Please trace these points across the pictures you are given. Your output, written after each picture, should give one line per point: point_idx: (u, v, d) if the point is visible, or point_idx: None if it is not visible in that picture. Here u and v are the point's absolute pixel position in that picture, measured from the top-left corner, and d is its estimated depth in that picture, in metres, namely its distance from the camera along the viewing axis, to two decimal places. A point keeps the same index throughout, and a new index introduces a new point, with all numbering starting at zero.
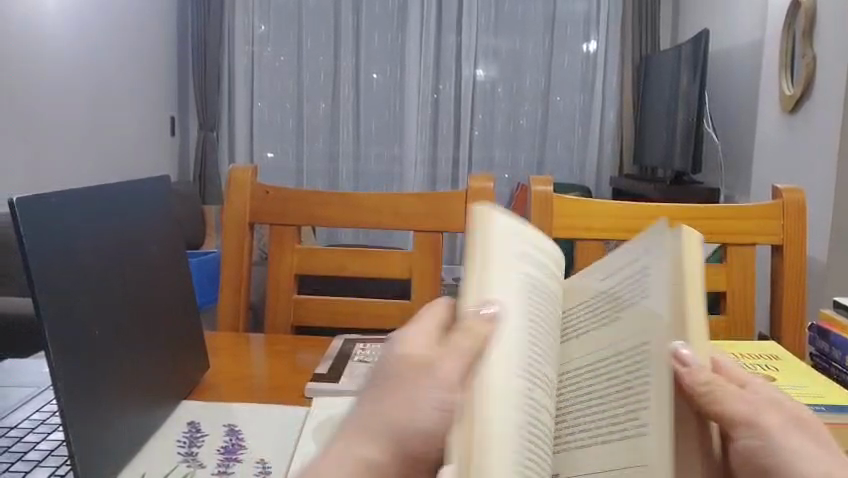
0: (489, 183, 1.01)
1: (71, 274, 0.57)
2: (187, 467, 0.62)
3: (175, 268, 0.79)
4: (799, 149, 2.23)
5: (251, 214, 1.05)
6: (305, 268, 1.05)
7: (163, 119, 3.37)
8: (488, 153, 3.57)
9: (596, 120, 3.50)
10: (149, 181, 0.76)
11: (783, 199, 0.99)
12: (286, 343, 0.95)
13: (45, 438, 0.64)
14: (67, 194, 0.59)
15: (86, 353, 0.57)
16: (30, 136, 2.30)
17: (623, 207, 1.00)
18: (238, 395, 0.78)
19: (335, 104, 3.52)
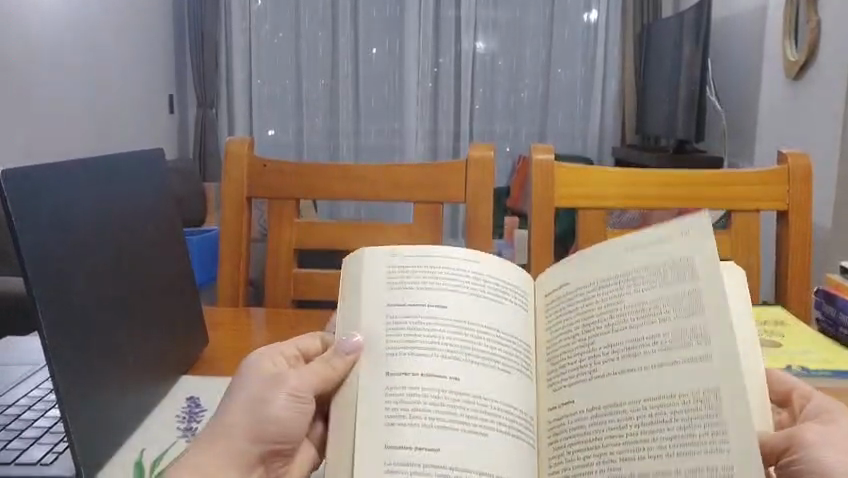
0: (490, 152, 1.00)
1: (64, 250, 0.56)
2: (186, 441, 0.61)
3: (172, 244, 0.78)
4: (803, 116, 2.20)
5: (250, 188, 1.03)
6: (305, 242, 1.04)
7: (161, 98, 3.34)
8: (489, 126, 3.54)
9: (598, 89, 3.46)
10: (143, 157, 0.74)
11: (789, 163, 0.97)
12: (286, 317, 0.95)
13: (43, 415, 0.63)
14: (58, 169, 0.58)
15: (82, 340, 0.56)
16: (28, 114, 2.28)
17: (626, 173, 0.99)
18: (239, 370, 0.78)
19: (334, 81, 3.48)
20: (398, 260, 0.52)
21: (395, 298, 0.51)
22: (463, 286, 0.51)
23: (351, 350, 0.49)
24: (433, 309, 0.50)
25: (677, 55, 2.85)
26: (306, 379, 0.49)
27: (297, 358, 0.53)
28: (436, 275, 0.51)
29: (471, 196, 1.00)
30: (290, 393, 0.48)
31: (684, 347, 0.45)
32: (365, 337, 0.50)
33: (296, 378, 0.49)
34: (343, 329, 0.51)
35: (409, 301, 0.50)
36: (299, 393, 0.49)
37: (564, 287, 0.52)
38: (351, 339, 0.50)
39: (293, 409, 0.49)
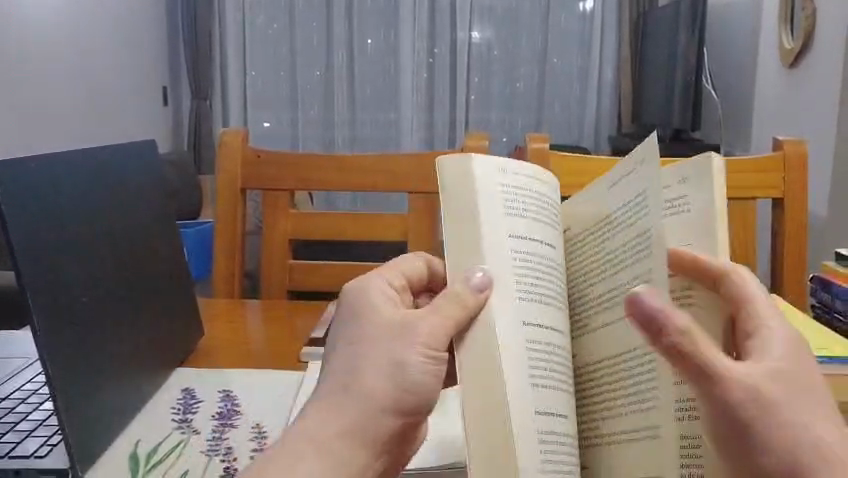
0: (484, 142, 0.99)
1: (56, 241, 0.56)
2: (181, 433, 0.61)
3: (165, 235, 0.77)
4: (799, 104, 2.20)
5: (244, 179, 1.03)
6: (300, 232, 1.03)
7: (155, 89, 3.32)
8: (485, 116, 3.53)
9: (594, 77, 3.45)
10: (134, 148, 0.74)
11: (784, 151, 0.97)
12: (282, 308, 0.94)
13: (36, 408, 0.63)
14: (47, 161, 0.57)
15: (76, 335, 0.56)
16: (21, 106, 2.26)
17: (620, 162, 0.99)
18: (234, 362, 0.78)
19: (328, 71, 3.46)
20: (504, 177, 0.38)
21: (513, 226, 0.37)
22: (531, 212, 0.38)
23: (483, 289, 0.36)
24: (546, 248, 0.38)
25: (673, 44, 2.84)
26: (435, 329, 0.38)
27: (404, 287, 0.45)
28: (534, 205, 0.38)
29: None
30: (423, 351, 0.38)
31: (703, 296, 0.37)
32: (492, 273, 0.36)
33: (424, 329, 0.38)
34: (454, 269, 0.37)
35: (527, 231, 0.37)
36: (432, 351, 0.38)
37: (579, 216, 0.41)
38: (479, 275, 0.36)
39: (430, 372, 0.38)
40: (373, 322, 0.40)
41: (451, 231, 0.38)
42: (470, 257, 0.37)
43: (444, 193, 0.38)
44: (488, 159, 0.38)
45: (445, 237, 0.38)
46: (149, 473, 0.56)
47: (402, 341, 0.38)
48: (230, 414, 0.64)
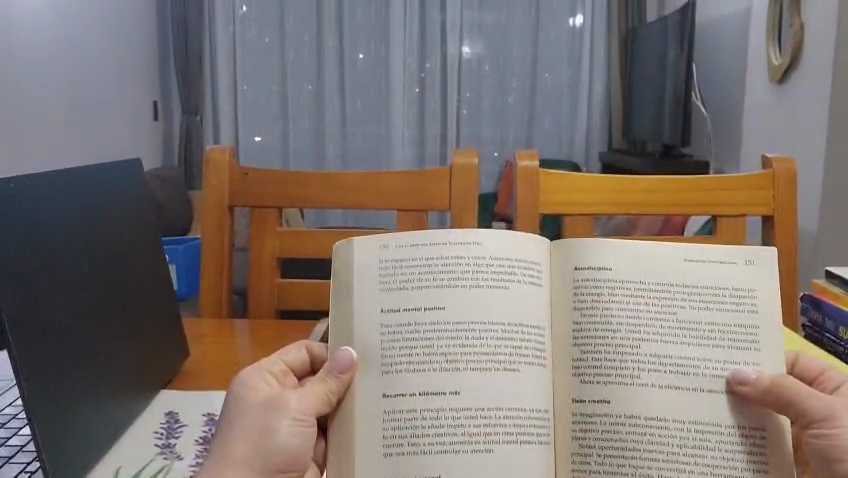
0: (474, 159, 0.99)
1: (32, 260, 0.55)
2: (164, 459, 0.60)
3: (149, 254, 0.77)
4: (788, 118, 2.21)
5: (231, 197, 1.02)
6: (288, 251, 1.02)
7: (145, 104, 3.32)
8: (476, 130, 3.53)
9: (585, 93, 3.45)
10: (118, 166, 0.73)
11: (773, 169, 0.97)
12: (270, 328, 0.93)
13: (16, 433, 0.61)
14: (27, 179, 0.57)
15: (57, 352, 0.55)
16: (10, 121, 2.25)
17: (608, 180, 0.98)
18: (221, 382, 0.77)
19: (320, 86, 3.47)
20: (383, 258, 0.48)
21: (387, 305, 0.47)
22: (436, 282, 0.46)
23: (345, 368, 0.47)
24: (434, 313, 0.46)
25: (662, 59, 2.85)
26: (306, 401, 0.48)
27: (284, 373, 0.52)
28: (440, 272, 0.47)
29: (456, 203, 0.99)
30: (294, 417, 0.48)
31: (741, 354, 0.47)
32: (359, 350, 0.48)
33: (298, 402, 0.48)
34: (334, 339, 0.49)
35: (402, 305, 0.47)
36: (303, 417, 0.48)
37: (597, 269, 0.47)
38: (344, 354, 0.47)
39: (298, 433, 0.48)
40: (249, 406, 0.48)
41: (335, 314, 0.49)
42: (354, 333, 0.48)
43: (335, 273, 0.49)
44: (371, 239, 0.48)
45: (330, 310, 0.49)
46: None
47: (276, 412, 0.48)
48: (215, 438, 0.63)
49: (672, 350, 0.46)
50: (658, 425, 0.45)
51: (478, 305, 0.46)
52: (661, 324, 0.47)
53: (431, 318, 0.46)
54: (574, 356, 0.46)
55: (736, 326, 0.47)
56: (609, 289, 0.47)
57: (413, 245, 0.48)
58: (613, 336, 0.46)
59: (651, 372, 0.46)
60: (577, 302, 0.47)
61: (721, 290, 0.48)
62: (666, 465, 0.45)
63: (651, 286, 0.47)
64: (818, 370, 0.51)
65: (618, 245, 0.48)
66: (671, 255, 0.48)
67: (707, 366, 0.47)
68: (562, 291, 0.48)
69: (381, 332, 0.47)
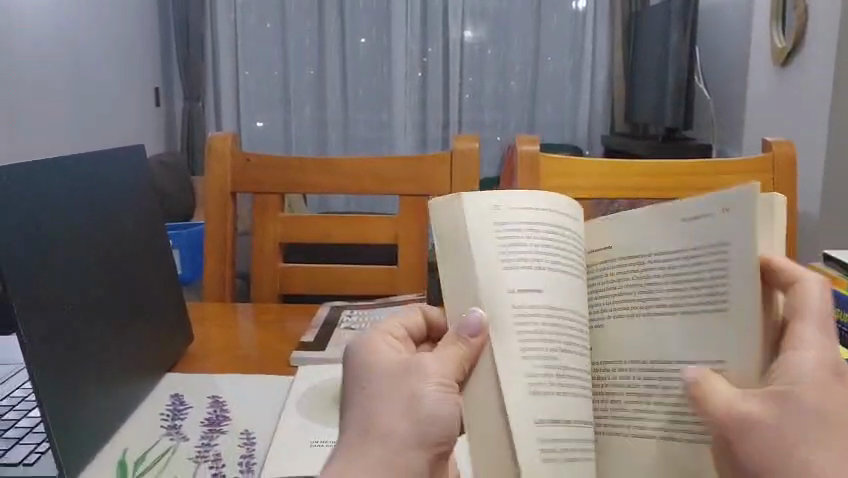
0: (475, 144, 0.99)
1: (39, 247, 0.56)
2: (170, 440, 0.61)
3: (153, 240, 0.77)
4: (790, 103, 2.21)
5: (233, 182, 1.02)
6: (290, 236, 1.03)
7: (147, 91, 3.32)
8: (479, 115, 3.53)
9: (586, 77, 3.43)
10: (120, 152, 0.73)
11: (773, 152, 0.98)
12: (272, 312, 0.94)
13: (26, 415, 0.62)
14: (33, 168, 0.58)
15: (64, 339, 0.56)
16: (14, 105, 2.26)
17: (607, 165, 0.99)
18: (224, 365, 0.78)
19: (322, 71, 3.46)
20: (498, 218, 0.38)
21: (519, 273, 0.38)
22: None
23: (477, 332, 0.37)
24: None
25: (664, 42, 2.84)
26: (446, 362, 0.38)
27: (405, 339, 0.42)
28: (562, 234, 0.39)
29: (456, 188, 1.00)
30: (437, 381, 0.37)
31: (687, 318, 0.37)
32: (487, 311, 0.38)
33: (438, 362, 0.38)
34: (449, 306, 0.39)
35: (532, 268, 0.38)
36: (446, 380, 0.37)
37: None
38: (475, 317, 0.37)
39: (446, 400, 0.37)
40: (378, 369, 0.39)
41: None
42: None
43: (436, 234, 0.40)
44: None
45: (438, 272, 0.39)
46: None
47: (412, 376, 0.38)
48: (220, 420, 0.64)
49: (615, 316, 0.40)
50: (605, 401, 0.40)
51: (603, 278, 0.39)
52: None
53: (565, 292, 0.38)
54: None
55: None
56: None
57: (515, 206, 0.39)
58: None
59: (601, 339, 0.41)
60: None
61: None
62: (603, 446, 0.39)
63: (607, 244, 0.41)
64: None
65: None
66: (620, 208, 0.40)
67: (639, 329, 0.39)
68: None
69: (514, 310, 0.37)
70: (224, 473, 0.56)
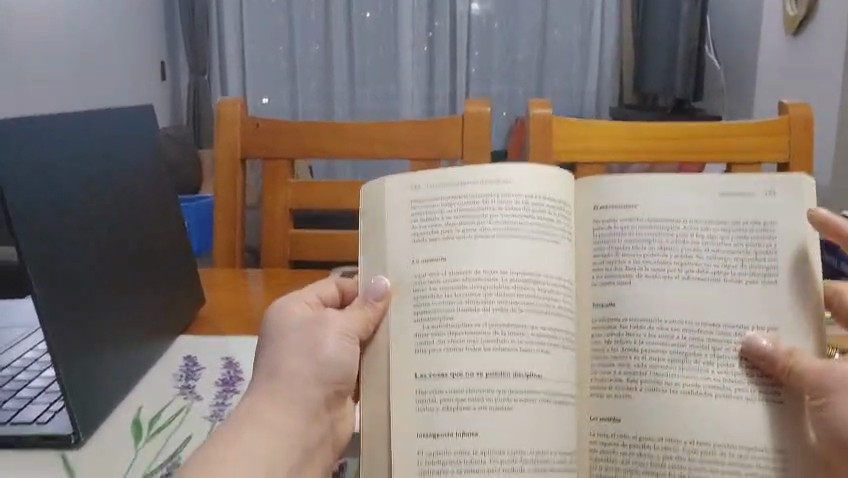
0: (486, 108, 0.98)
1: (50, 204, 0.55)
2: (185, 399, 0.61)
3: (163, 203, 0.76)
4: (803, 69, 2.17)
5: (242, 148, 1.01)
6: (300, 202, 1.02)
7: (151, 65, 3.29)
8: (486, 88, 3.48)
9: (594, 48, 3.38)
10: (128, 113, 0.72)
11: (789, 113, 0.96)
12: (282, 277, 0.94)
13: (39, 375, 0.62)
14: (42, 125, 0.57)
15: (79, 298, 0.56)
16: (20, 80, 2.25)
17: (620, 128, 0.98)
18: (236, 328, 0.77)
19: (328, 45, 3.40)
20: (415, 197, 0.50)
21: (421, 245, 0.49)
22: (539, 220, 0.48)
23: (380, 296, 0.49)
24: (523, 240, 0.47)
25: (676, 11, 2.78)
26: (350, 322, 0.49)
27: (318, 303, 0.53)
28: (468, 211, 0.48)
29: (468, 152, 0.98)
30: (340, 333, 0.49)
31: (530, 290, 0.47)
32: (392, 279, 0.49)
33: (342, 320, 0.49)
34: (364, 275, 0.51)
35: (433, 240, 0.49)
36: (348, 333, 0.49)
37: (620, 206, 0.49)
38: (378, 283, 0.49)
39: (346, 349, 0.49)
40: (293, 327, 0.51)
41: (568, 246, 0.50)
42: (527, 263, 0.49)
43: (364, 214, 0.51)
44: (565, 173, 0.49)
45: (359, 245, 0.51)
46: (153, 438, 0.55)
47: (323, 332, 0.49)
48: (234, 380, 0.64)
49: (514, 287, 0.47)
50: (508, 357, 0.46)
51: (500, 248, 0.47)
52: (682, 248, 0.48)
53: (456, 264, 0.47)
54: (592, 279, 0.49)
55: (751, 260, 0.48)
56: (548, 215, 0.48)
57: (440, 182, 0.49)
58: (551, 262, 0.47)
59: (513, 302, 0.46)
60: (595, 235, 0.49)
61: (739, 221, 0.48)
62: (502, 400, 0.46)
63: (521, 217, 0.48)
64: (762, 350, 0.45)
65: (532, 169, 0.49)
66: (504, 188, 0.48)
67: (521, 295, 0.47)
68: (583, 229, 0.50)
69: (415, 276, 0.49)
70: None
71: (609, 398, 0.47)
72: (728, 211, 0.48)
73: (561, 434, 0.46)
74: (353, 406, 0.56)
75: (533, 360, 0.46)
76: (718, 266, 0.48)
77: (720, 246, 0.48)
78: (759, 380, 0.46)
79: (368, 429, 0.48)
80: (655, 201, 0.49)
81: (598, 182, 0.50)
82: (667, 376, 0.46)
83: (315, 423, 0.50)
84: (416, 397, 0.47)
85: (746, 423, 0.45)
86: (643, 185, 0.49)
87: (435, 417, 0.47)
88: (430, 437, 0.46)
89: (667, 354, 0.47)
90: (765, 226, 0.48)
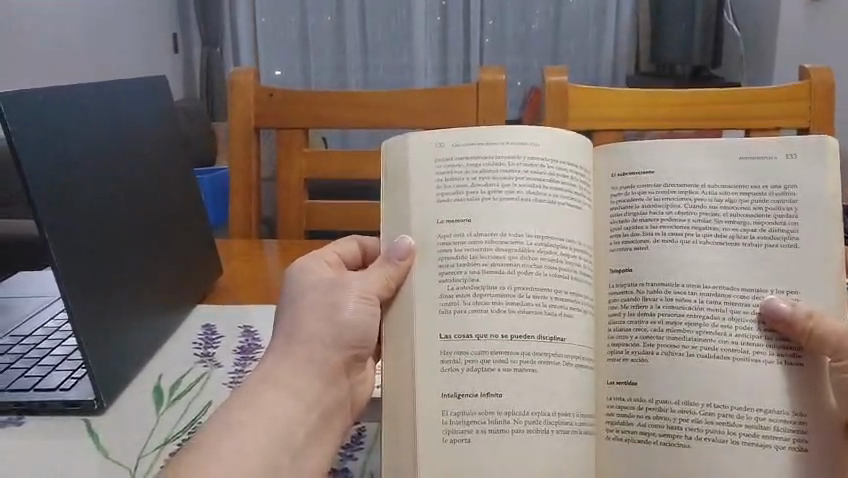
0: (501, 75, 0.97)
1: (67, 174, 0.55)
2: (204, 367, 0.62)
3: (178, 174, 0.77)
4: (830, 31, 2.08)
5: (257, 118, 1.01)
6: (315, 172, 1.02)
7: (160, 39, 3.24)
8: (500, 58, 3.37)
9: (612, 15, 3.23)
10: (141, 85, 0.72)
11: (811, 79, 0.94)
12: (299, 247, 0.94)
13: (60, 344, 0.63)
14: (58, 95, 0.57)
15: (97, 268, 0.57)
16: (33, 54, 2.27)
17: (636, 95, 0.96)
18: (253, 298, 0.78)
19: (340, 15, 3.28)
20: (438, 156, 0.49)
21: (446, 205, 0.49)
22: (560, 183, 0.48)
23: (404, 254, 0.49)
24: (543, 205, 0.47)
25: None
26: (370, 282, 0.49)
27: (338, 264, 0.54)
28: (492, 173, 0.48)
29: (483, 120, 0.98)
30: (359, 296, 0.49)
31: (552, 257, 0.47)
32: (417, 238, 0.49)
33: (362, 283, 0.49)
34: (386, 237, 0.51)
35: (456, 201, 0.48)
36: (368, 295, 0.49)
37: (639, 171, 0.48)
38: (401, 242, 0.49)
39: (363, 311, 0.49)
40: (312, 287, 0.51)
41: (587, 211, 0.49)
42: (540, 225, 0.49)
43: (387, 173, 0.51)
44: (584, 139, 0.49)
45: (380, 205, 0.51)
46: (174, 404, 0.56)
47: (342, 294, 0.50)
48: (252, 348, 0.65)
49: (536, 250, 0.47)
50: (530, 321, 0.46)
51: (524, 210, 0.47)
52: (700, 213, 0.48)
53: (479, 226, 0.47)
54: (610, 245, 0.48)
55: (770, 225, 0.47)
56: (568, 179, 0.48)
57: (460, 145, 0.49)
58: (572, 226, 0.47)
59: (538, 266, 0.47)
60: (613, 199, 0.49)
61: (759, 187, 0.47)
62: (523, 364, 0.46)
63: (542, 180, 0.48)
64: (784, 312, 0.45)
65: (553, 133, 0.48)
66: (523, 151, 0.48)
67: (544, 259, 0.47)
68: (601, 194, 0.49)
69: (438, 238, 0.49)
70: None
71: (625, 362, 0.47)
72: (748, 175, 0.48)
73: (584, 397, 0.46)
74: (372, 367, 0.56)
75: (555, 324, 0.46)
76: (737, 231, 0.47)
77: (739, 211, 0.47)
78: (779, 345, 0.46)
79: (391, 389, 0.48)
80: (673, 167, 0.48)
81: (614, 147, 0.49)
82: (691, 341, 0.46)
83: (335, 385, 0.50)
84: (441, 357, 0.47)
85: (763, 389, 0.45)
86: (660, 148, 0.49)
87: (458, 377, 0.47)
88: (454, 398, 0.46)
89: (685, 319, 0.46)
90: (786, 191, 0.47)
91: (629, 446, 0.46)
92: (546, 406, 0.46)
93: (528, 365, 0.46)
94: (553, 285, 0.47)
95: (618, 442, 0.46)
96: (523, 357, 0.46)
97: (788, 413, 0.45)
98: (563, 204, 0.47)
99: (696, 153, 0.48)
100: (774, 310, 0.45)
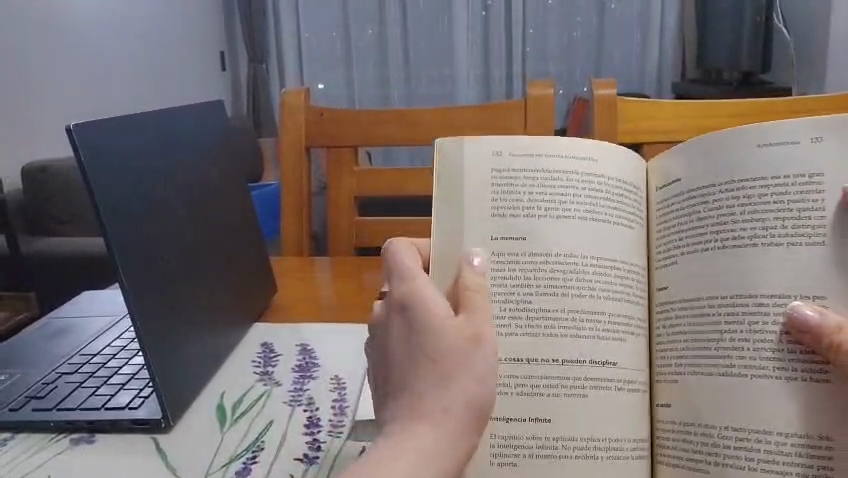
0: (550, 90, 0.97)
1: (134, 198, 0.58)
2: (264, 385, 0.63)
3: (236, 195, 0.79)
4: None
5: (308, 138, 1.03)
6: (365, 189, 1.04)
7: (206, 59, 3.31)
8: (543, 67, 3.33)
9: (657, 21, 3.19)
10: (203, 110, 0.75)
11: None
12: (350, 264, 0.95)
13: (128, 362, 0.65)
14: (125, 123, 0.59)
15: (164, 291, 0.59)
16: (83, 79, 2.34)
17: (686, 107, 0.95)
18: (307, 315, 0.80)
19: (382, 29, 3.31)
20: (495, 166, 0.49)
21: (501, 219, 0.48)
22: (616, 203, 0.49)
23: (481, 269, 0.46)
24: (598, 225, 0.48)
25: None
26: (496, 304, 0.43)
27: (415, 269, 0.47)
28: (550, 189, 0.48)
29: (531, 134, 0.98)
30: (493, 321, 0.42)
31: (603, 278, 0.47)
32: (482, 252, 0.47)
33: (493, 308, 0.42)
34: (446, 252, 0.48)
35: (512, 215, 0.48)
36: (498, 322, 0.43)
37: (675, 183, 0.49)
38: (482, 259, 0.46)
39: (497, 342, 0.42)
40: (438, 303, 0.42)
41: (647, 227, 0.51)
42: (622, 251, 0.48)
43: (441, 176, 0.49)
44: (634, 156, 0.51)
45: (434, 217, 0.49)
46: (236, 423, 0.57)
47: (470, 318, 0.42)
48: (310, 367, 0.66)
49: (592, 273, 0.47)
50: (586, 344, 0.46)
51: (575, 229, 0.47)
52: (719, 215, 0.46)
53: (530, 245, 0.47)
54: (656, 260, 0.50)
55: (793, 220, 0.44)
56: (622, 197, 0.49)
57: (518, 157, 0.49)
58: (622, 246, 0.48)
59: (593, 287, 0.47)
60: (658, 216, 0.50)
61: (781, 178, 0.45)
62: (572, 391, 0.46)
63: (601, 199, 0.48)
64: (800, 320, 0.42)
65: (619, 150, 0.51)
66: (581, 168, 0.49)
67: (598, 281, 0.47)
68: (650, 209, 0.51)
69: (492, 255, 0.47)
70: (318, 415, 0.58)
71: (670, 380, 0.47)
72: (784, 167, 0.45)
73: (637, 420, 0.46)
74: None
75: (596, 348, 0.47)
76: (755, 231, 0.45)
77: (757, 208, 0.45)
78: (802, 356, 0.42)
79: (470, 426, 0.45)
80: (707, 171, 0.48)
81: (659, 162, 0.51)
82: (709, 356, 0.45)
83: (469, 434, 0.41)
84: None
85: (781, 405, 0.42)
86: (697, 157, 0.49)
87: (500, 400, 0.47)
88: (503, 422, 0.46)
89: (706, 331, 0.45)
90: (810, 180, 0.44)
91: (680, 471, 0.45)
92: (596, 432, 0.45)
93: (578, 391, 0.46)
94: (607, 306, 0.47)
95: (672, 467, 0.46)
96: (574, 384, 0.46)
97: (806, 435, 0.42)
98: (618, 222, 0.48)
99: (731, 151, 0.47)
100: (789, 318, 0.42)
